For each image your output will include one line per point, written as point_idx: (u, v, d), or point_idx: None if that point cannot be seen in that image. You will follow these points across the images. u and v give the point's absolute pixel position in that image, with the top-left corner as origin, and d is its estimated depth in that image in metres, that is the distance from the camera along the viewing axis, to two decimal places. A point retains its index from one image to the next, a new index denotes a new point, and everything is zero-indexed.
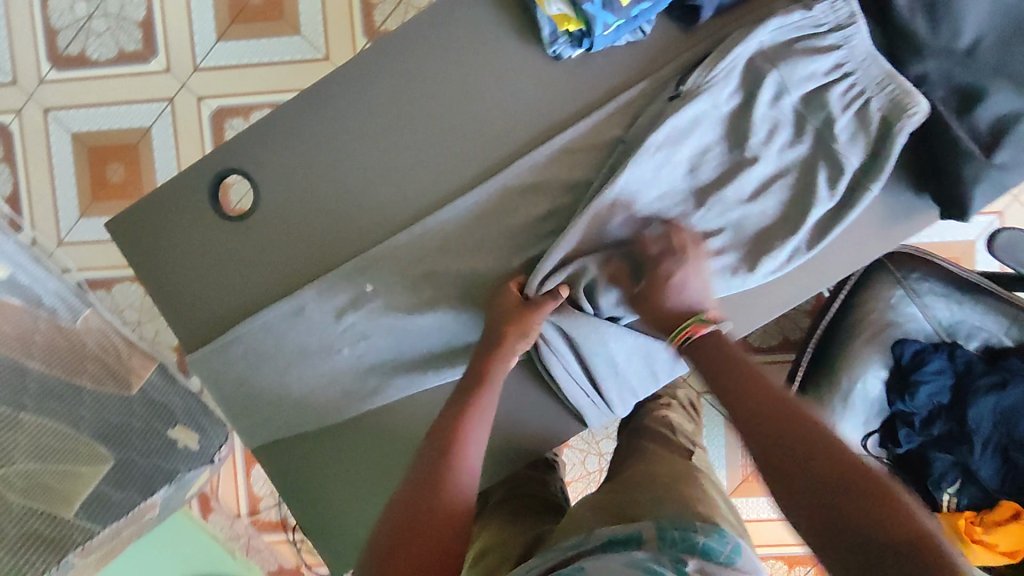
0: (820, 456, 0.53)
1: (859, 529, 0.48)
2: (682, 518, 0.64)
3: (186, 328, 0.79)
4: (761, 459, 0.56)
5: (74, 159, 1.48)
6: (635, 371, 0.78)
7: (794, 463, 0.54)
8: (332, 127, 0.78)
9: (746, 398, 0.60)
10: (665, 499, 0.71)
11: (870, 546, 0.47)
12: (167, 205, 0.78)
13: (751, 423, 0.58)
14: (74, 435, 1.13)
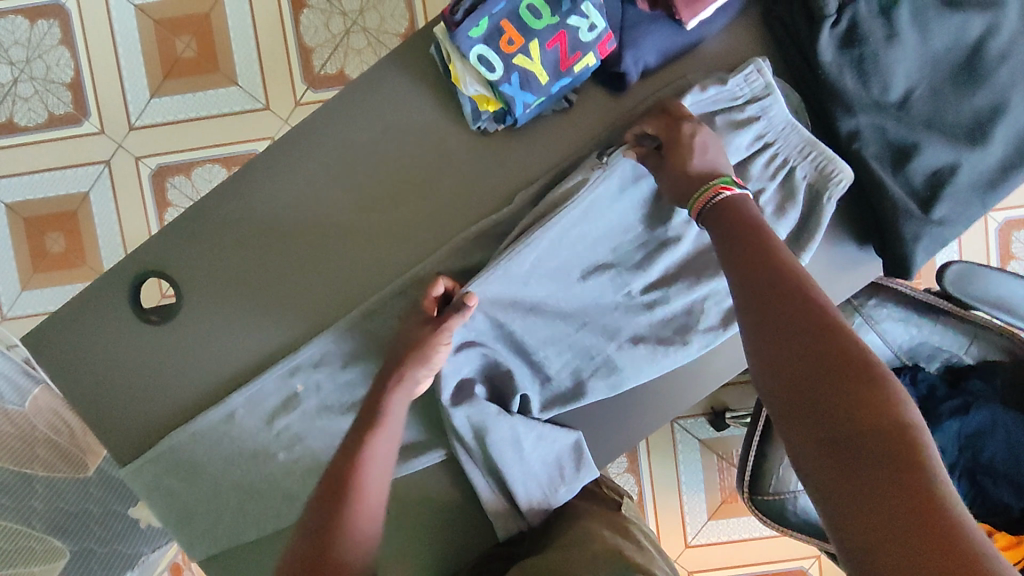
0: (824, 325, 0.49)
1: (836, 405, 0.45)
2: (618, 574, 0.59)
3: (117, 438, 0.75)
4: (751, 318, 0.53)
5: (11, 229, 1.42)
6: (536, 464, 0.75)
7: (789, 322, 0.50)
8: (256, 218, 0.74)
9: (746, 252, 0.56)
10: (595, 548, 0.66)
11: (835, 419, 0.45)
12: (86, 314, 0.73)
13: (757, 300, 0.53)
14: (25, 532, 1.07)
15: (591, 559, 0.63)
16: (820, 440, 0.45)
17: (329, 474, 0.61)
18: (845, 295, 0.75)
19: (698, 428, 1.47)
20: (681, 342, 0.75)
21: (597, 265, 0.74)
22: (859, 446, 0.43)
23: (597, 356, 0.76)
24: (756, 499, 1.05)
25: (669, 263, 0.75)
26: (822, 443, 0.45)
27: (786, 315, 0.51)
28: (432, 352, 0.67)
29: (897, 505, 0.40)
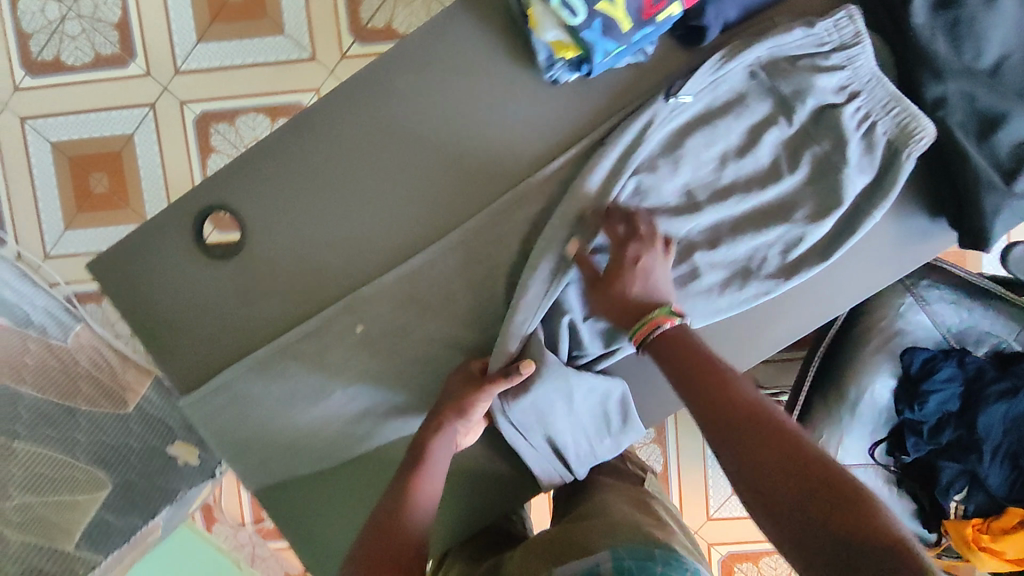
0: (787, 444, 0.55)
1: (824, 512, 0.50)
2: (635, 546, 0.66)
3: (176, 369, 0.76)
4: (732, 467, 0.57)
5: (56, 168, 1.43)
6: (584, 415, 0.76)
7: (763, 451, 0.55)
8: (321, 159, 0.74)
9: (708, 398, 0.61)
10: (605, 524, 0.74)
11: (828, 529, 0.50)
12: (152, 246, 0.75)
13: (732, 455, 0.57)
14: (69, 463, 1.11)
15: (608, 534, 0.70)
16: (824, 557, 0.49)
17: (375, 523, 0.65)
18: (912, 267, 0.74)
19: None
20: (739, 282, 0.72)
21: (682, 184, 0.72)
22: (853, 548, 0.48)
23: None
24: None
25: (733, 212, 0.71)
26: (826, 558, 0.49)
27: (756, 442, 0.56)
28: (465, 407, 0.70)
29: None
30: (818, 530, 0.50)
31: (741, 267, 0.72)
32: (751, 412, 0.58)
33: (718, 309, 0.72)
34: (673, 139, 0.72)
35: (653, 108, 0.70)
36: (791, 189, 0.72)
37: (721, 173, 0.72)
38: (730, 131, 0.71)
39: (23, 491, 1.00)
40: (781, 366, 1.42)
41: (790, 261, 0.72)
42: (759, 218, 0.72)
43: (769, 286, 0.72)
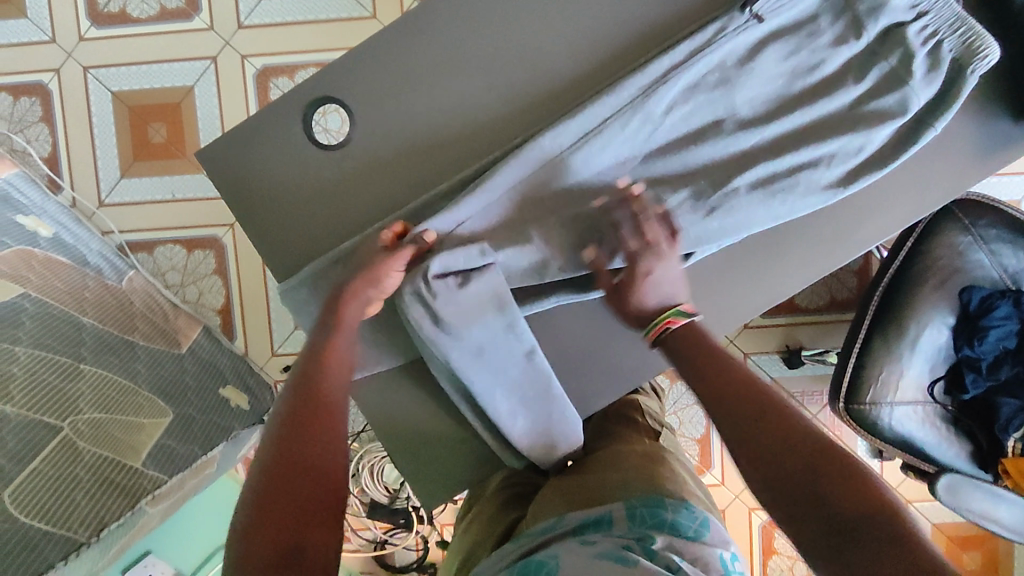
0: (791, 428, 0.58)
1: (828, 493, 0.53)
2: (647, 496, 0.75)
3: (277, 258, 0.78)
4: (738, 444, 0.59)
5: (115, 117, 1.46)
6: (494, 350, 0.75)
7: (771, 432, 0.58)
8: (419, 50, 0.75)
9: (715, 372, 0.64)
10: (623, 474, 0.83)
11: (828, 508, 0.53)
12: (256, 135, 0.75)
13: (736, 432, 0.60)
14: (134, 390, 1.11)
15: (624, 485, 0.79)
16: (827, 534, 0.52)
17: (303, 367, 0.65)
18: (991, 173, 0.78)
19: (771, 366, 1.47)
20: (804, 192, 0.71)
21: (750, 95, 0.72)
22: (853, 527, 0.51)
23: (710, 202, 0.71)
24: (851, 409, 1.05)
25: (799, 122, 0.71)
26: (829, 535, 0.52)
27: (762, 426, 0.59)
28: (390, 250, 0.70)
29: (896, 559, 0.48)
30: (821, 511, 0.53)
31: (812, 171, 0.71)
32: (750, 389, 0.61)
33: (776, 214, 0.71)
34: (749, 49, 0.71)
35: (727, 18, 0.70)
36: (851, 104, 0.71)
37: (790, 84, 0.72)
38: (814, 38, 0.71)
39: (95, 408, 1.00)
40: (824, 328, 1.46)
41: (852, 170, 0.72)
42: (829, 125, 0.71)
43: (826, 197, 0.71)
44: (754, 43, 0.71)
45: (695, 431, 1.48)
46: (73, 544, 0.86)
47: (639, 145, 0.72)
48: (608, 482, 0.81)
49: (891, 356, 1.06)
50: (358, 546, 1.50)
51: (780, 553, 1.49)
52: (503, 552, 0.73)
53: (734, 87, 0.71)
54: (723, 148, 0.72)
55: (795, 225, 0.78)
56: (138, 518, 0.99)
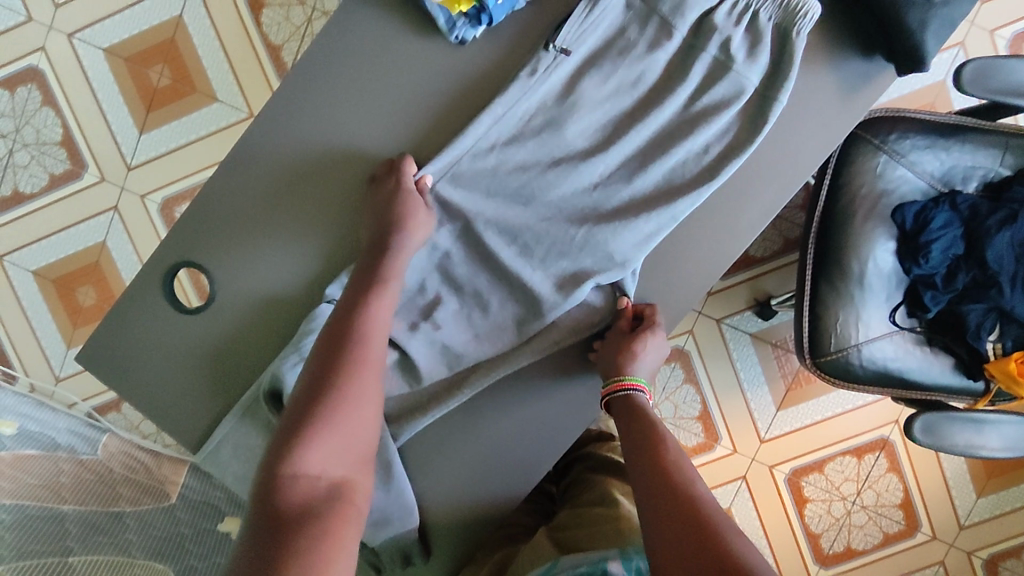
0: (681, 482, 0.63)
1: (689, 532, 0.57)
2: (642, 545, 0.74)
3: (189, 429, 0.76)
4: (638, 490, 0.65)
5: (43, 294, 1.47)
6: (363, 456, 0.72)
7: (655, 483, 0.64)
8: (258, 187, 0.75)
9: (635, 432, 0.70)
10: (614, 517, 0.81)
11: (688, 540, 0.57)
12: (127, 319, 0.75)
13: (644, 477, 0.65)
14: (127, 560, 1.09)
15: (621, 535, 0.78)
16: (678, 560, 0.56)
17: (326, 337, 0.66)
18: (863, 114, 0.74)
19: (746, 324, 1.44)
20: (667, 202, 0.71)
21: (586, 125, 0.72)
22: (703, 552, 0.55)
23: (580, 243, 0.72)
24: (820, 362, 1.03)
25: (645, 137, 0.72)
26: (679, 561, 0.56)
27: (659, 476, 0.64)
28: (411, 220, 0.69)
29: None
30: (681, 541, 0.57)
31: (669, 178, 0.72)
32: (668, 466, 0.65)
33: (644, 237, 0.71)
34: (571, 79, 0.72)
35: (536, 58, 0.70)
36: (687, 99, 0.72)
37: (621, 103, 0.72)
38: (628, 50, 0.71)
39: None
40: (786, 270, 1.41)
41: (708, 166, 0.72)
42: (670, 132, 0.72)
43: (693, 198, 0.71)
44: (571, 73, 0.72)
45: (692, 410, 1.45)
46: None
47: (498, 203, 0.72)
48: (599, 531, 0.79)
49: (843, 300, 1.03)
50: None
51: (813, 500, 1.46)
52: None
53: (565, 124, 0.71)
54: (581, 183, 0.72)
55: (681, 230, 0.75)
56: None
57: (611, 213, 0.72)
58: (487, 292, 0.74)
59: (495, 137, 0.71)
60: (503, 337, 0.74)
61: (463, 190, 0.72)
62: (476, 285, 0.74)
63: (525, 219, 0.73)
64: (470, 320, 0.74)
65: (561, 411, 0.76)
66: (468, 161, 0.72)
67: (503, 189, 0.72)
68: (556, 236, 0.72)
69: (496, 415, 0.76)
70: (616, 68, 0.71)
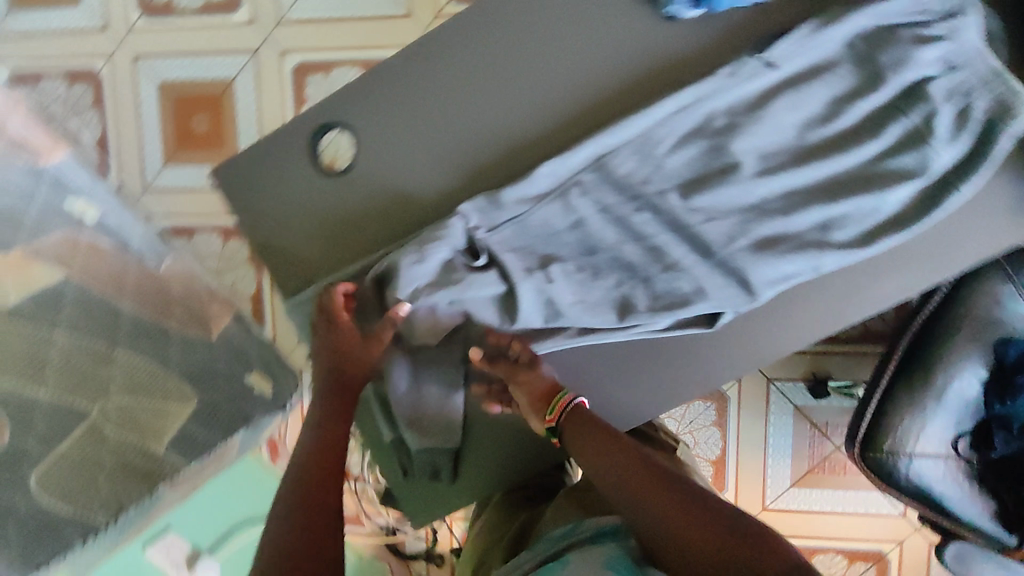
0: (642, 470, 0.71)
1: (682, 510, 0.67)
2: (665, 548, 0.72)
3: (283, 281, 0.79)
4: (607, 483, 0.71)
5: (160, 106, 1.52)
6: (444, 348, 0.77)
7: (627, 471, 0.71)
8: (428, 84, 0.76)
9: (582, 437, 0.74)
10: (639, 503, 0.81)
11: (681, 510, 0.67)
12: (268, 156, 0.78)
13: (609, 469, 0.72)
14: (163, 375, 1.12)
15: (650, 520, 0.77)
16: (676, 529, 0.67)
17: (295, 478, 0.73)
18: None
19: (796, 395, 1.42)
20: (816, 251, 0.70)
21: (762, 145, 0.70)
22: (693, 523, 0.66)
23: (716, 257, 0.71)
24: (867, 457, 1.01)
25: (817, 176, 0.70)
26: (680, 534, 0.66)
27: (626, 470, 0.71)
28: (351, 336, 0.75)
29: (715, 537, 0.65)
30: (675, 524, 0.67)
31: (824, 224, 0.70)
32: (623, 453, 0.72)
33: (778, 278, 0.70)
34: (764, 94, 0.69)
35: (739, 62, 0.68)
36: (870, 157, 0.69)
37: (803, 136, 0.70)
38: (834, 84, 0.69)
39: (124, 392, 1.06)
40: (857, 360, 1.38)
41: (862, 234, 0.70)
42: (840, 185, 0.70)
43: (842, 257, 0.70)
44: (767, 87, 0.69)
45: (709, 452, 1.44)
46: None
47: (643, 186, 0.71)
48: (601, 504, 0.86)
49: (915, 407, 1.00)
50: (370, 530, 1.54)
51: None
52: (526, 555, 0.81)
53: (738, 134, 0.69)
54: (733, 199, 0.70)
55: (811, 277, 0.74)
56: (156, 502, 1.03)
57: (752, 241, 0.71)
58: (605, 266, 0.74)
59: (670, 122, 0.70)
60: (602, 310, 0.74)
61: (622, 160, 0.71)
62: (602, 254, 0.74)
63: (671, 208, 0.71)
64: (577, 285, 0.74)
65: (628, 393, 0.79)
66: (636, 133, 0.71)
67: (658, 175, 0.71)
68: (692, 239, 0.72)
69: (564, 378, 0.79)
70: (814, 100, 0.69)
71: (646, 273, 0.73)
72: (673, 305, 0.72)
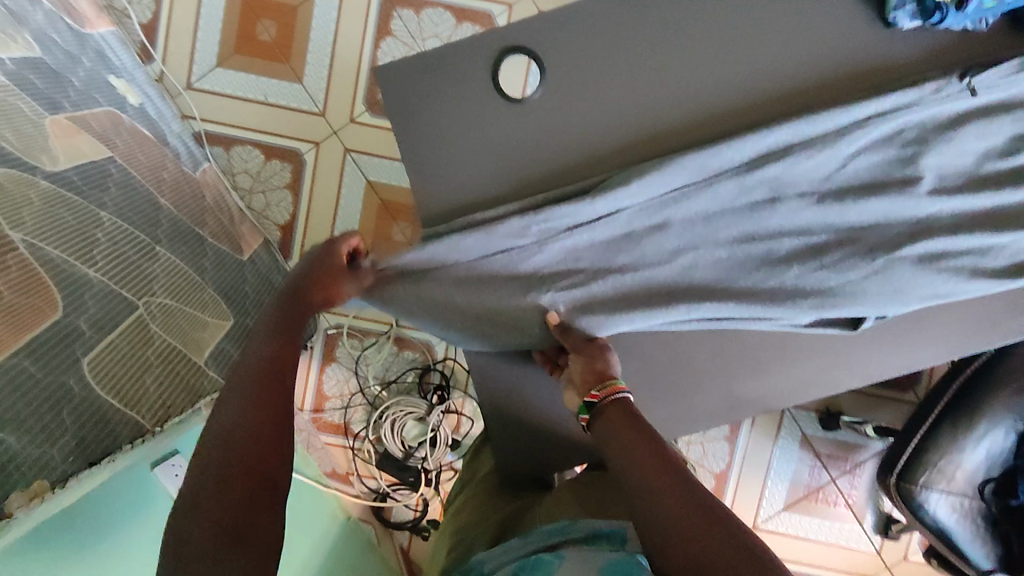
0: (672, 466, 0.60)
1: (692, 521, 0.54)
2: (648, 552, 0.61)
3: (429, 193, 0.74)
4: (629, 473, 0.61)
5: (227, 3, 1.40)
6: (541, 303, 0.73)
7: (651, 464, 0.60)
8: (628, 36, 0.74)
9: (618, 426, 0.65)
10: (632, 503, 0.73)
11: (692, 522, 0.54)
12: (443, 70, 0.74)
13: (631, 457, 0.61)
14: (200, 284, 1.06)
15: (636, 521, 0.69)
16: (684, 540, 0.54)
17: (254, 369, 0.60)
18: None
19: (806, 425, 1.47)
20: (969, 275, 0.74)
21: (944, 163, 0.74)
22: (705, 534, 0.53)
23: (881, 262, 0.73)
24: (901, 485, 1.05)
25: (984, 206, 0.74)
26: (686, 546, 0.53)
27: (650, 463, 0.60)
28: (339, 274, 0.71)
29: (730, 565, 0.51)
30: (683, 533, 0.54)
31: (983, 251, 0.74)
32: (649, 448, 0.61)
33: (934, 293, 0.73)
34: (954, 118, 0.74)
35: (947, 81, 0.72)
36: None
37: (979, 165, 0.75)
38: (1012, 123, 0.74)
39: (166, 294, 0.96)
40: (867, 399, 1.46)
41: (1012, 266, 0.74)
42: (998, 216, 0.75)
43: (993, 284, 0.74)
44: (958, 113, 0.74)
45: (716, 465, 1.46)
46: (140, 430, 0.81)
47: (828, 180, 0.73)
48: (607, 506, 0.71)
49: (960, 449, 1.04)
50: (359, 493, 1.41)
51: None
52: (509, 547, 0.67)
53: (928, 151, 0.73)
54: (908, 211, 0.74)
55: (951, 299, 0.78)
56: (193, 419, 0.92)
57: (918, 255, 0.73)
58: (773, 252, 0.74)
59: (868, 122, 0.72)
60: (757, 296, 0.73)
61: (820, 149, 0.72)
62: (774, 241, 0.74)
63: (857, 210, 0.72)
64: (740, 265, 0.74)
65: (757, 381, 0.80)
66: (834, 128, 0.72)
67: (841, 174, 0.73)
68: (860, 242, 0.74)
69: (697, 360, 0.78)
70: (996, 134, 0.74)
71: (814, 270, 0.73)
72: (822, 300, 0.72)
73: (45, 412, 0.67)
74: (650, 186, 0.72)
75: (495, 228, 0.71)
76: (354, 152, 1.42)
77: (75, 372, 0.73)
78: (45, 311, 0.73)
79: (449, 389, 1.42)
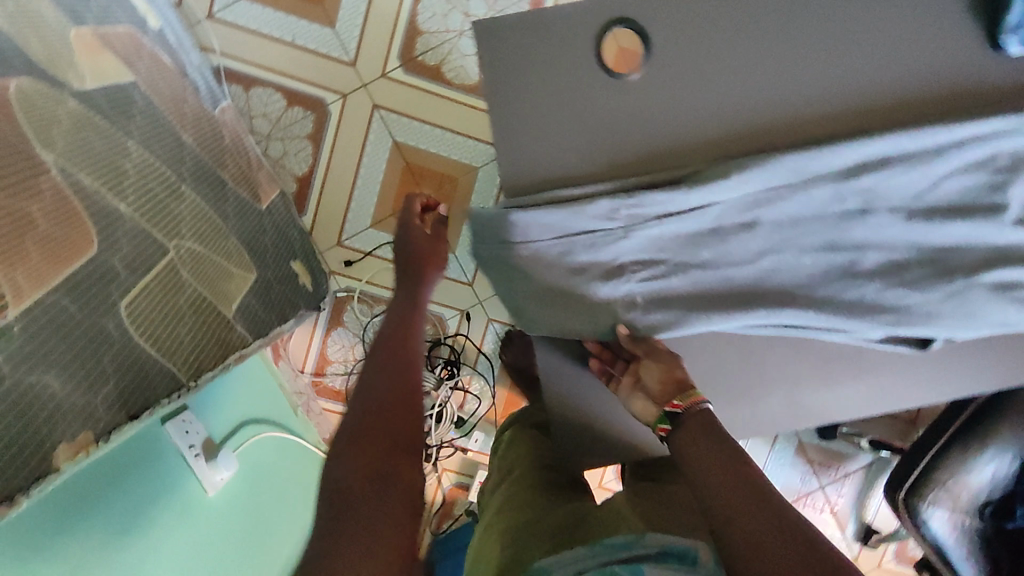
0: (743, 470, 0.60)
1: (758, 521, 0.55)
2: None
3: (513, 163, 0.70)
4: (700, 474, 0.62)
5: None
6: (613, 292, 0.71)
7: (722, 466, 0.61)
8: (740, 23, 0.71)
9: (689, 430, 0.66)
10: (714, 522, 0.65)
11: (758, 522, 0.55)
12: (546, 34, 0.69)
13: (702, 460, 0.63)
14: (224, 232, 0.99)
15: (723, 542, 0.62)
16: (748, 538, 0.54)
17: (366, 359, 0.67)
18: None
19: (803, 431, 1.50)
20: None
21: None
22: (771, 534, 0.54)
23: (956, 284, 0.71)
24: (908, 500, 1.07)
25: None
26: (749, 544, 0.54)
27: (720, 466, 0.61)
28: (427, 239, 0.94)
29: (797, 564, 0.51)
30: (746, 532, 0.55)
31: None
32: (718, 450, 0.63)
33: (999, 321, 0.72)
34: None
35: None
36: None
37: None
38: None
39: (196, 239, 0.89)
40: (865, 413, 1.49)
41: None
42: None
43: None
44: None
45: None
46: (175, 384, 0.75)
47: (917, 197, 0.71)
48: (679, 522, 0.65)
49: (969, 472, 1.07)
50: None
51: None
52: (575, 555, 0.59)
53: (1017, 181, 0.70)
54: (988, 238, 0.72)
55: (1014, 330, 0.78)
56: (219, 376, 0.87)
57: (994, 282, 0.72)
58: (854, 263, 0.72)
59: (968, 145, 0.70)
60: (840, 309, 0.71)
61: (919, 165, 0.69)
62: (862, 254, 0.71)
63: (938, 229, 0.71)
64: (824, 274, 0.72)
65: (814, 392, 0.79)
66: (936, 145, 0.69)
67: (930, 195, 0.71)
68: (938, 262, 0.72)
69: (763, 365, 0.77)
70: None
71: (895, 288, 0.71)
72: (898, 318, 0.71)
73: (87, 356, 0.61)
74: (747, 184, 0.68)
75: (581, 206, 0.68)
76: (383, 109, 1.34)
77: (113, 316, 0.66)
78: (82, 245, 0.66)
79: (459, 364, 1.36)
